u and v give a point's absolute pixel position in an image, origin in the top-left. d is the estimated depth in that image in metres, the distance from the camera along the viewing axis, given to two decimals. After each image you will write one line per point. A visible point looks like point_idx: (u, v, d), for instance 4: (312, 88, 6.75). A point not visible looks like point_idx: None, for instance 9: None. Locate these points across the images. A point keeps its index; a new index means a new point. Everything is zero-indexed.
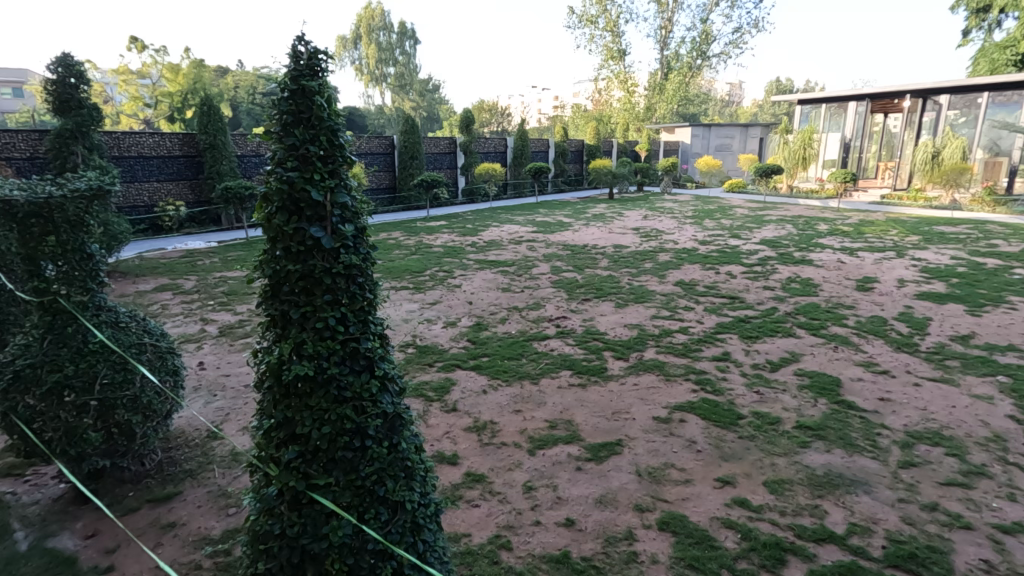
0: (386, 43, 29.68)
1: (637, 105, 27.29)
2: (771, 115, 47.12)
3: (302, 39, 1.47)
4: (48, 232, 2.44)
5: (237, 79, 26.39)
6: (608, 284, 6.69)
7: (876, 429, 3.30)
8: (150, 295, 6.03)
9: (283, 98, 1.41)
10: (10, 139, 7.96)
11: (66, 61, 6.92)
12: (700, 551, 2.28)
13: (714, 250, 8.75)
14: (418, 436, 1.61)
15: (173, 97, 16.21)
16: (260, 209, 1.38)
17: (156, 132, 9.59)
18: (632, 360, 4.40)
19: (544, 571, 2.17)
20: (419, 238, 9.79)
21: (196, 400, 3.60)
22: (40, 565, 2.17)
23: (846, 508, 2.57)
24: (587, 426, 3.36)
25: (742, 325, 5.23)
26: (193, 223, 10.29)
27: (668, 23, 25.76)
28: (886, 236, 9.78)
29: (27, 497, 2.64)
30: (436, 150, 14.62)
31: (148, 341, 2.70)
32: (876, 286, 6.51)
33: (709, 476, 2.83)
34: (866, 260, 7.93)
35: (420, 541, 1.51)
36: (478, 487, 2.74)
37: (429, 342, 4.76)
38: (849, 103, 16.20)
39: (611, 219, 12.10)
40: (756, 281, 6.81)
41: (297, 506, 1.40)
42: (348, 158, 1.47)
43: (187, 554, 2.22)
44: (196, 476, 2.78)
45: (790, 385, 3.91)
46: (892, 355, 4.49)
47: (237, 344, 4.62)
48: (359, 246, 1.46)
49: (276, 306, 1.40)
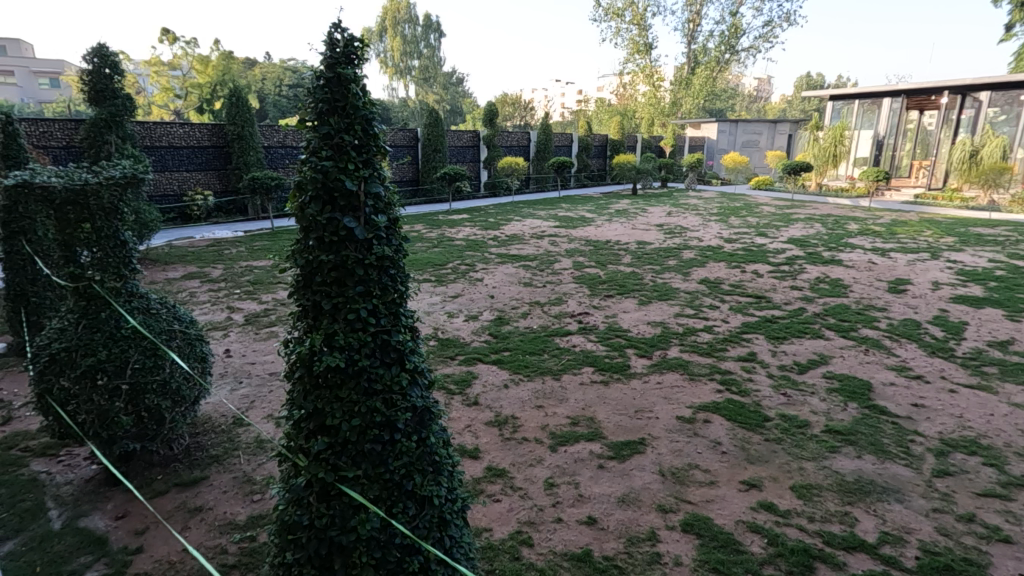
0: (411, 36, 29.73)
1: (662, 100, 26.92)
2: (802, 111, 46.06)
3: (338, 26, 1.45)
4: (84, 219, 2.50)
5: (265, 71, 26.81)
6: (631, 281, 6.61)
7: (909, 435, 3.20)
8: (179, 283, 6.15)
9: (319, 86, 1.39)
10: (47, 128, 8.17)
11: (102, 51, 7.14)
12: (725, 554, 2.24)
13: (739, 248, 8.59)
14: (446, 431, 1.60)
15: (202, 89, 16.95)
16: (294, 199, 1.38)
17: (185, 122, 9.73)
18: (655, 358, 4.34)
19: (566, 569, 2.15)
20: (442, 231, 9.82)
21: (223, 387, 3.66)
22: (72, 544, 2.23)
23: (877, 516, 2.50)
24: (609, 424, 3.32)
25: (769, 325, 5.12)
26: (220, 213, 10.46)
27: (696, 16, 25.32)
28: (920, 237, 9.49)
29: (61, 477, 2.71)
30: (459, 143, 14.65)
31: (177, 328, 2.73)
32: (910, 289, 6.32)
33: (734, 478, 2.77)
34: (898, 261, 7.70)
35: (446, 537, 1.51)
36: (500, 481, 2.73)
37: (450, 336, 4.77)
38: (883, 100, 15.75)
39: (635, 215, 11.98)
40: (783, 281, 6.66)
41: (326, 498, 1.39)
42: (382, 148, 1.46)
43: (213, 538, 2.25)
44: (222, 462, 2.83)
45: (819, 388, 3.81)
46: (926, 359, 4.36)
47: (262, 333, 4.68)
48: (391, 238, 1.45)
49: (308, 297, 1.39)
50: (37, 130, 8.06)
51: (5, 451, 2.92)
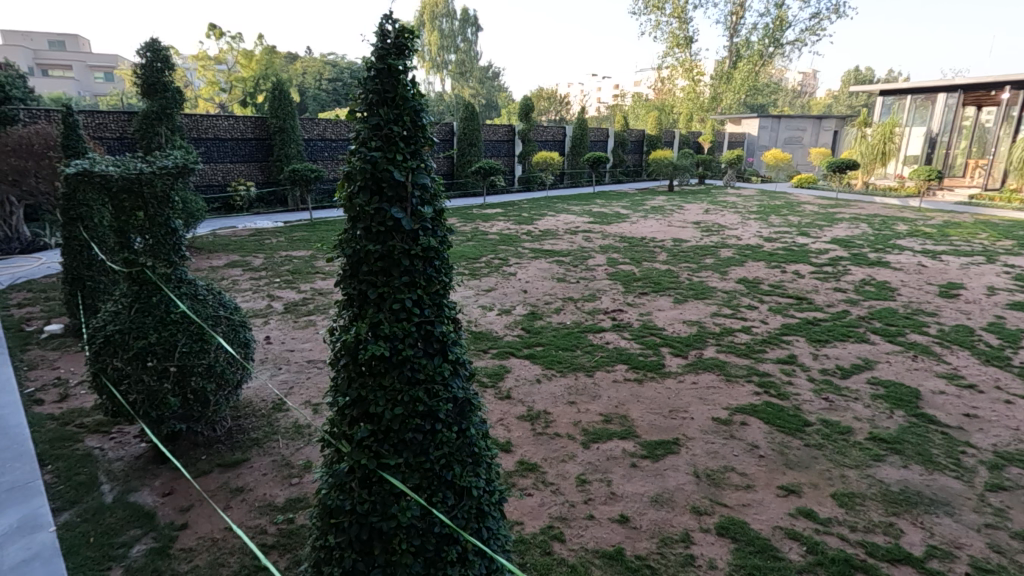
0: (448, 30, 29.77)
1: (701, 95, 26.34)
2: (847, 108, 44.60)
3: (389, 18, 1.45)
4: (138, 208, 2.61)
5: (306, 65, 27.43)
6: (667, 279, 6.50)
7: (960, 446, 3.06)
8: (222, 271, 6.33)
9: (369, 77, 1.41)
10: (102, 120, 8.52)
11: (154, 46, 7.37)
12: (761, 560, 2.18)
13: (779, 247, 8.35)
14: (485, 423, 1.59)
15: (246, 83, 17.56)
16: (343, 189, 1.40)
17: (230, 115, 10.02)
18: (690, 358, 4.27)
19: (598, 566, 2.13)
20: (476, 225, 9.86)
21: (264, 372, 3.77)
22: (123, 517, 2.33)
23: (925, 529, 2.39)
24: (642, 423, 3.28)
25: (810, 327, 4.97)
26: (262, 204, 10.74)
27: (739, 8, 24.61)
28: (975, 239, 9.03)
29: (113, 453, 2.84)
30: (495, 137, 14.69)
31: (222, 314, 2.81)
32: (962, 293, 6.03)
33: (772, 483, 2.70)
34: (950, 264, 7.36)
35: (484, 528, 1.51)
36: (531, 476, 2.73)
37: (483, 329, 4.78)
38: (938, 95, 15.04)
39: (671, 212, 11.80)
40: (826, 282, 6.45)
41: (367, 484, 1.41)
42: (429, 139, 1.47)
43: (253, 518, 2.33)
44: (263, 445, 2.91)
45: (863, 394, 3.68)
46: (979, 368, 4.15)
47: (301, 321, 4.80)
48: (436, 229, 1.46)
49: (354, 285, 1.41)
50: (94, 122, 8.41)
51: (62, 426, 3.08)
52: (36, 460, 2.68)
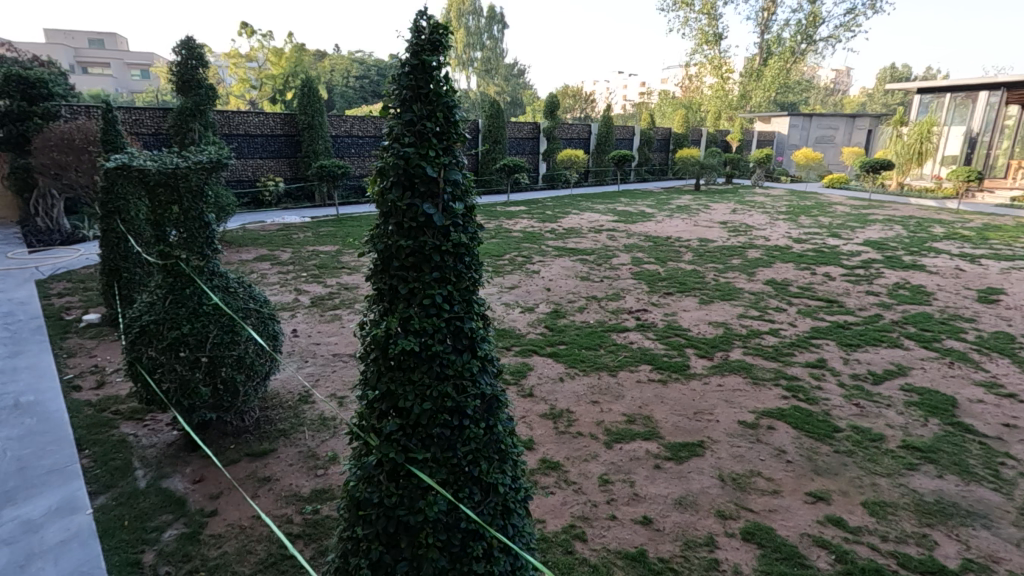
0: (474, 27, 29.88)
1: (730, 92, 25.87)
2: (882, 106, 43.52)
3: (423, 14, 1.46)
4: (173, 201, 2.68)
5: (334, 63, 27.80)
6: (692, 279, 6.41)
7: (999, 458, 2.95)
8: (251, 265, 6.46)
9: (403, 74, 1.42)
10: (139, 116, 8.76)
11: (190, 43, 7.62)
12: (788, 567, 2.14)
13: (809, 249, 8.17)
14: (511, 420, 1.59)
15: (276, 80, 17.89)
16: (375, 184, 1.42)
17: (260, 112, 10.21)
18: (716, 360, 4.20)
19: (620, 567, 2.12)
20: (500, 222, 9.87)
21: (291, 364, 3.84)
22: (156, 502, 2.40)
23: (960, 542, 2.31)
24: (667, 424, 3.24)
25: (841, 331, 4.85)
26: (290, 199, 10.93)
27: (771, 4, 24.12)
28: (1017, 243, 8.69)
29: (146, 439, 2.92)
30: (519, 135, 14.67)
31: (252, 307, 2.86)
32: (1002, 299, 5.81)
33: (800, 489, 2.64)
34: (990, 268, 7.09)
35: (509, 525, 1.51)
36: (554, 474, 2.72)
37: (506, 326, 4.79)
38: (979, 94, 14.38)
39: (697, 211, 11.64)
40: (858, 285, 6.29)
41: (395, 478, 1.42)
42: (461, 135, 1.47)
43: (280, 507, 2.37)
44: (289, 436, 2.96)
45: (896, 401, 3.58)
46: (1020, 377, 4.00)
47: (327, 315, 4.86)
48: (467, 225, 1.46)
49: (385, 280, 1.42)
50: (131, 117, 8.65)
51: (98, 412, 3.18)
52: (74, 444, 2.78)
